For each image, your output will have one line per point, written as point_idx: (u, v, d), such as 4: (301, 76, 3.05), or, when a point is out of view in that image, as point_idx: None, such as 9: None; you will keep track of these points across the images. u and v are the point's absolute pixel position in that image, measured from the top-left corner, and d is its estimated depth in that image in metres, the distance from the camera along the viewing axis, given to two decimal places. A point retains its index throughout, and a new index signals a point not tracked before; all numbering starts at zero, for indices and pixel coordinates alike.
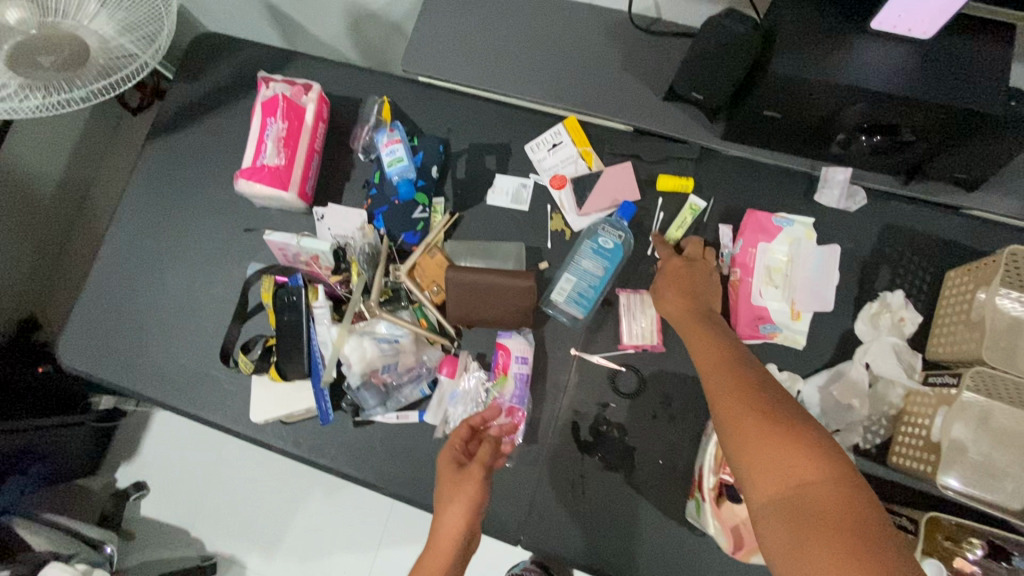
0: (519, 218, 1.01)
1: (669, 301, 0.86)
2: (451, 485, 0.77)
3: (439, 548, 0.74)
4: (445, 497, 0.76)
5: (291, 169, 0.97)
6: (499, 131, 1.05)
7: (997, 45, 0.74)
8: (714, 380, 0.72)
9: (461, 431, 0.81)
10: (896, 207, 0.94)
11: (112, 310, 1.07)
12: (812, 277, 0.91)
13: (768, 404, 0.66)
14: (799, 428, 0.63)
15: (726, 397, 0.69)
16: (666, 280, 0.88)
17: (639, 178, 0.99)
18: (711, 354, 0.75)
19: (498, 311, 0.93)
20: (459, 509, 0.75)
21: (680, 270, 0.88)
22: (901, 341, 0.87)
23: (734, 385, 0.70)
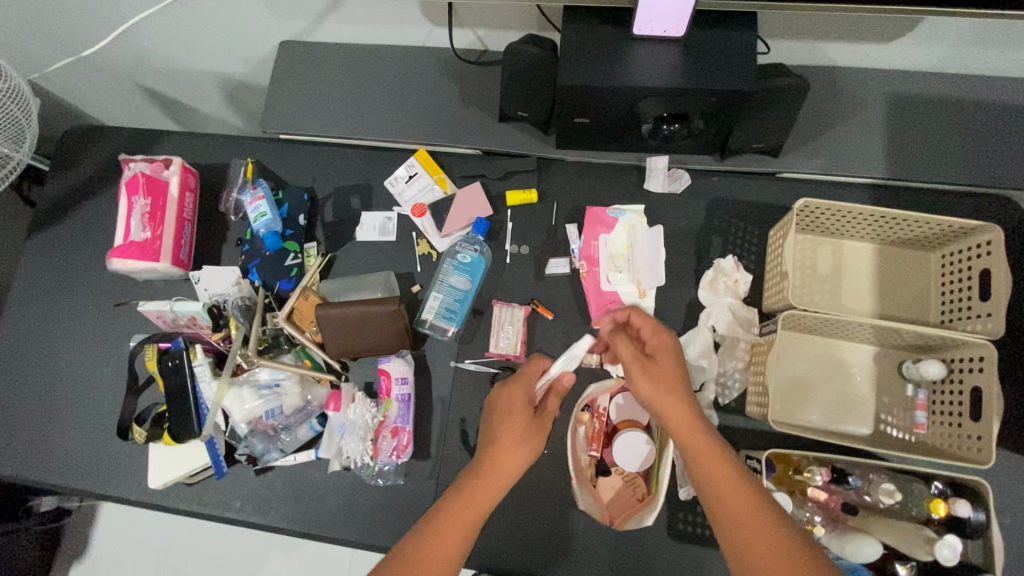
0: (388, 249, 1.07)
1: (667, 400, 0.70)
2: (524, 423, 0.75)
3: (499, 478, 0.71)
4: (523, 435, 0.74)
5: (161, 240, 1.02)
6: (360, 173, 1.13)
7: (744, 31, 0.85)
8: (750, 533, 0.63)
9: (537, 370, 0.80)
10: (719, 181, 1.03)
11: (11, 406, 1.08)
12: (649, 256, 1.00)
13: (809, 563, 0.61)
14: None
15: (771, 555, 0.61)
16: (655, 368, 0.72)
17: (491, 194, 1.07)
18: (736, 493, 0.65)
19: (373, 339, 0.99)
20: (529, 451, 0.74)
21: (671, 360, 0.73)
22: (736, 300, 0.95)
23: (773, 536, 0.62)
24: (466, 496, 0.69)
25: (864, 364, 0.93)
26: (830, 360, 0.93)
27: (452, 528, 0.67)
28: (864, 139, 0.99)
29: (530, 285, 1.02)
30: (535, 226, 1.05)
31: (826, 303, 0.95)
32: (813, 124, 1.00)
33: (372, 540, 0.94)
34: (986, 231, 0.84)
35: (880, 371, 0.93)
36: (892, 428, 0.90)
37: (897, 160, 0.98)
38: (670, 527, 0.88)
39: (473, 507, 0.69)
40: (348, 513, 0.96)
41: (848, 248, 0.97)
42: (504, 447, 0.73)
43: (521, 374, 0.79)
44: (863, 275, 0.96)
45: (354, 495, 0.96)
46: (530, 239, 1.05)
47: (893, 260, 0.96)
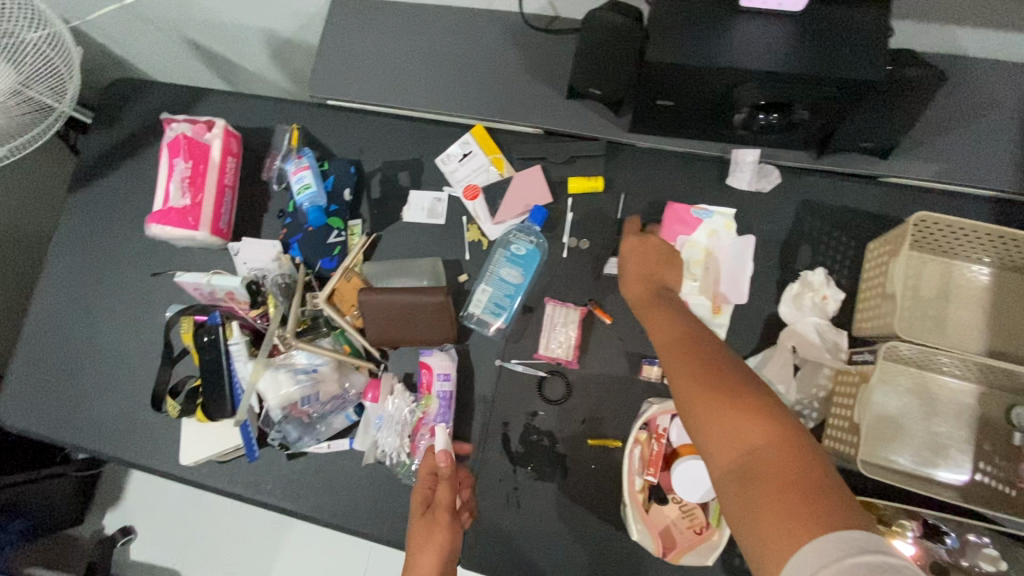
0: (436, 232, 1.00)
1: (629, 286, 0.83)
2: (421, 529, 0.73)
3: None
4: (417, 543, 0.72)
5: (199, 208, 0.97)
6: (411, 147, 1.04)
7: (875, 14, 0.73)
8: (667, 358, 0.68)
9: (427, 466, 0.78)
10: (813, 182, 0.91)
11: (51, 367, 1.06)
12: (731, 266, 0.89)
13: (718, 372, 0.62)
14: (748, 395, 0.58)
15: (678, 369, 0.65)
16: (629, 259, 0.85)
17: (551, 180, 0.97)
18: (666, 331, 0.72)
19: (417, 330, 0.92)
20: (432, 546, 0.71)
21: (658, 246, 0.84)
22: (824, 321, 0.85)
23: (687, 354, 0.66)
24: None
25: (965, 403, 0.82)
26: (926, 396, 0.82)
27: None
28: (993, 145, 0.85)
29: (588, 284, 0.93)
30: (598, 220, 0.95)
31: (929, 331, 0.83)
32: (933, 122, 0.86)
33: (403, 539, 0.90)
34: None
35: (983, 412, 0.81)
36: (993, 480, 0.79)
37: None
38: (726, 561, 0.82)
39: None
40: (380, 509, 0.91)
41: (960, 269, 0.85)
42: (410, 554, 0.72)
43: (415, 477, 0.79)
44: (975, 303, 0.84)
45: (387, 491, 0.92)
46: (591, 234, 0.95)
47: (1013, 289, 0.83)
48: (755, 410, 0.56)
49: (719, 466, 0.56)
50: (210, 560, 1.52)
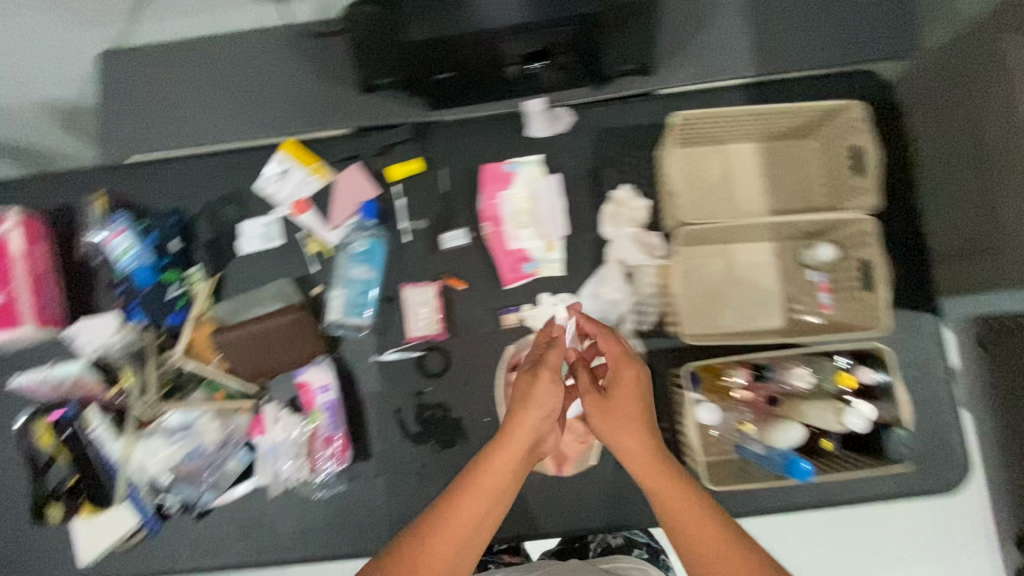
0: (280, 254, 1.01)
1: (628, 436, 0.67)
2: (525, 387, 0.70)
3: (469, 505, 0.62)
4: (522, 400, 0.69)
5: (18, 304, 0.92)
6: (230, 179, 1.03)
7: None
8: (710, 563, 0.57)
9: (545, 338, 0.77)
10: (600, 111, 1.01)
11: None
12: (552, 206, 0.98)
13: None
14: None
15: None
16: (615, 407, 0.69)
17: (372, 174, 1.00)
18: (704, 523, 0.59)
19: (282, 354, 0.94)
20: (536, 411, 0.68)
21: (636, 393, 0.70)
22: (637, 229, 0.97)
23: (742, 570, 0.56)
24: (467, 491, 0.63)
25: (768, 261, 0.95)
26: (736, 265, 0.95)
27: (443, 533, 0.60)
28: (730, 41, 0.99)
29: (435, 259, 0.98)
30: (426, 198, 0.99)
31: (722, 211, 0.97)
32: (677, 34, 0.98)
33: (332, 550, 0.93)
34: (851, 109, 0.86)
35: (783, 263, 0.95)
36: (802, 315, 0.94)
37: (763, 54, 0.98)
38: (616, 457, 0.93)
39: (478, 490, 0.63)
40: (303, 531, 0.93)
41: (733, 151, 0.98)
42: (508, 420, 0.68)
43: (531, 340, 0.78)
44: (752, 176, 0.97)
45: (305, 512, 0.93)
46: (424, 212, 0.99)
47: (777, 154, 0.97)
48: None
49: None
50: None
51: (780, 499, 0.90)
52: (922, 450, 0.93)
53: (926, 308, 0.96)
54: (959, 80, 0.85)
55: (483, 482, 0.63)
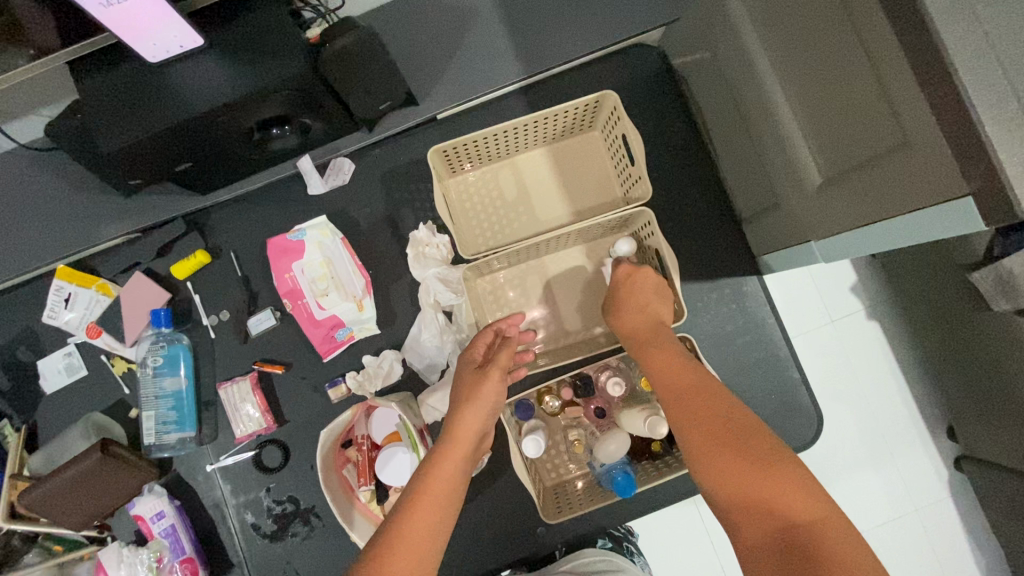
0: (86, 384, 0.95)
1: (630, 317, 0.75)
2: (469, 386, 0.72)
3: (429, 506, 0.60)
4: (467, 396, 0.71)
5: None
6: (16, 320, 0.97)
7: (296, 17, 0.77)
8: (681, 390, 0.62)
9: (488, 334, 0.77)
10: (382, 153, 0.97)
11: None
12: (350, 264, 0.93)
13: (753, 440, 0.55)
14: (787, 461, 0.53)
15: (698, 423, 0.58)
16: (623, 293, 0.77)
17: (161, 277, 0.95)
18: (686, 377, 0.63)
19: (107, 492, 0.87)
20: (479, 408, 0.70)
21: (647, 276, 0.77)
22: (443, 265, 0.91)
23: (708, 405, 0.59)
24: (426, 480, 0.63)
25: (582, 264, 0.93)
26: (552, 276, 0.93)
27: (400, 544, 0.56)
28: (488, 46, 0.94)
29: (246, 347, 0.93)
30: (222, 287, 0.95)
31: (526, 225, 0.94)
32: (433, 55, 0.94)
33: None
34: (607, 98, 0.84)
35: (597, 262, 0.92)
36: None
37: (526, 53, 0.94)
38: (478, 500, 0.90)
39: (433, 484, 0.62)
40: None
41: (520, 160, 0.95)
42: (452, 421, 0.69)
43: (472, 341, 0.77)
44: (547, 182, 0.94)
45: None
46: (224, 303, 0.94)
47: (566, 152, 0.94)
48: (811, 489, 0.51)
49: (751, 544, 0.51)
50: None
51: (645, 496, 0.89)
52: (778, 407, 0.92)
53: (750, 268, 0.95)
54: (712, 43, 0.83)
55: (432, 484, 0.62)
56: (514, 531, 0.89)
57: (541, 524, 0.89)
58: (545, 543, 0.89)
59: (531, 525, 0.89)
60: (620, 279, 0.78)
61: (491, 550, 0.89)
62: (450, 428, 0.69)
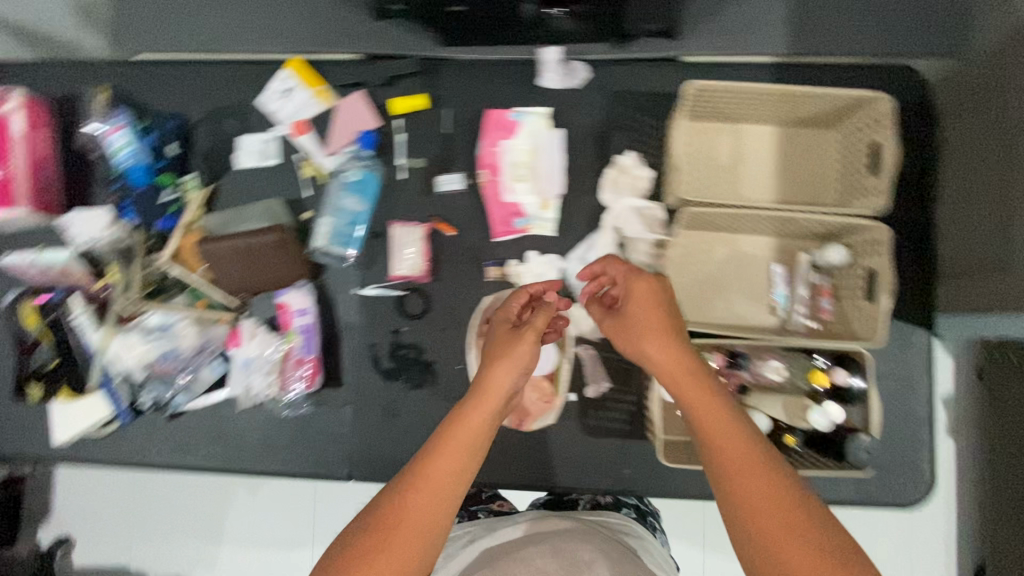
0: (272, 174, 1.00)
1: (650, 342, 0.64)
2: (503, 344, 0.69)
3: (438, 474, 0.57)
4: (497, 354, 0.68)
5: (14, 182, 0.93)
6: (231, 90, 1.01)
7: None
8: (729, 457, 0.54)
9: (522, 296, 0.76)
10: (620, 70, 0.96)
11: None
12: (553, 163, 0.95)
13: (825, 548, 0.48)
14: (852, 556, 0.48)
15: (756, 499, 0.51)
16: (636, 317, 0.67)
17: (376, 104, 0.98)
18: (731, 438, 0.55)
19: (265, 272, 0.94)
20: (513, 365, 0.66)
21: (655, 310, 0.67)
22: (640, 199, 0.93)
23: (764, 481, 0.52)
24: (439, 455, 0.58)
25: (763, 252, 0.93)
26: (736, 252, 0.93)
27: (402, 522, 0.54)
28: (764, 12, 0.94)
29: (427, 199, 0.97)
30: (427, 136, 0.98)
31: (726, 193, 0.93)
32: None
33: (295, 468, 0.95)
34: (879, 102, 0.82)
35: (778, 255, 0.93)
36: (795, 314, 0.90)
37: (796, 34, 0.93)
38: (583, 421, 0.93)
39: (451, 454, 0.58)
40: (269, 444, 0.95)
41: (747, 131, 0.94)
42: (486, 374, 0.66)
43: (509, 297, 0.77)
44: (765, 162, 0.94)
45: (273, 426, 0.96)
46: (422, 152, 0.97)
47: (795, 141, 0.93)
48: None
49: None
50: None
51: None
52: (894, 463, 0.89)
53: (922, 323, 0.92)
54: (1015, 92, 0.78)
55: (456, 446, 0.59)
56: (602, 461, 0.92)
57: (628, 465, 0.92)
58: (624, 486, 0.92)
59: (619, 462, 0.92)
60: (631, 301, 0.68)
61: (575, 469, 0.92)
62: (480, 382, 0.65)
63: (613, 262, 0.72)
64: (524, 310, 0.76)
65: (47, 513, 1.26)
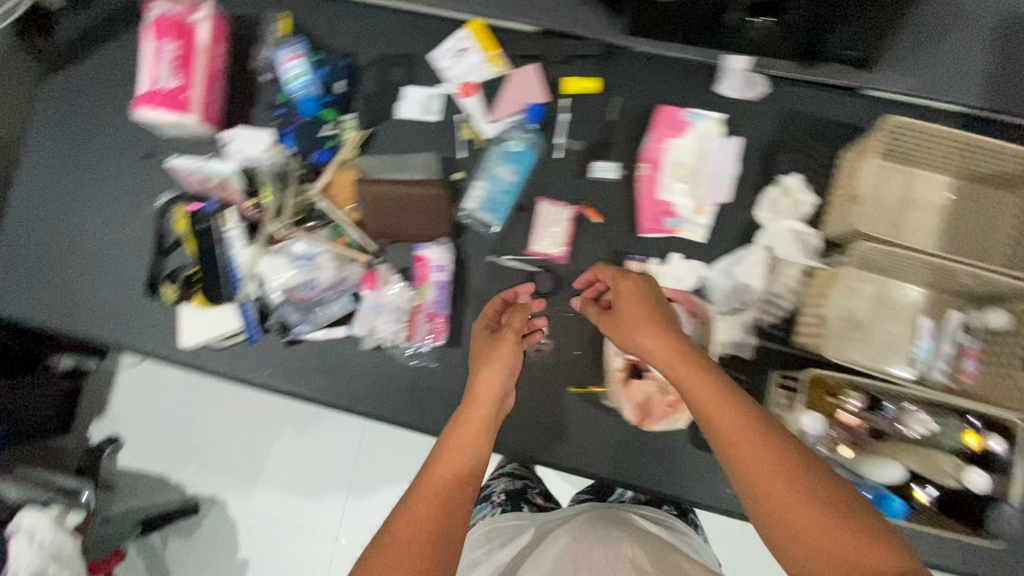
0: (429, 129, 1.00)
1: (645, 333, 0.73)
2: (486, 351, 0.80)
3: (454, 456, 0.68)
4: (482, 362, 0.79)
5: (190, 90, 0.94)
6: (404, 40, 1.02)
7: None
8: (718, 424, 0.63)
9: (495, 305, 0.86)
10: (800, 91, 0.94)
11: (25, 249, 1.03)
12: (719, 170, 0.93)
13: (813, 492, 0.58)
14: (841, 496, 0.58)
15: (748, 455, 0.60)
16: (625, 313, 0.76)
17: (548, 80, 0.98)
18: (718, 404, 0.64)
19: (412, 223, 0.95)
20: (498, 367, 0.77)
21: (639, 302, 0.76)
22: (800, 222, 0.91)
23: (751, 437, 0.61)
24: (452, 447, 0.68)
25: (911, 301, 0.91)
26: (885, 297, 0.91)
27: (423, 501, 0.63)
28: (962, 60, 0.91)
29: (580, 181, 0.96)
30: (591, 120, 0.97)
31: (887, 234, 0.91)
32: (909, 37, 0.92)
33: (400, 418, 0.96)
34: None
35: (926, 307, 0.91)
36: (938, 370, 0.88)
37: (992, 87, 0.91)
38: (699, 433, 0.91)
39: (450, 452, 0.68)
40: (379, 389, 0.96)
41: (921, 177, 0.91)
42: (475, 384, 0.76)
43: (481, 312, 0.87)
44: (932, 212, 0.91)
45: (386, 373, 0.96)
46: (583, 134, 0.97)
47: (968, 196, 0.91)
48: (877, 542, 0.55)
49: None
50: (177, 458, 1.52)
51: None
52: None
53: None
54: None
55: (455, 443, 0.69)
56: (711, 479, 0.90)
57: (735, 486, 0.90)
58: (731, 508, 0.89)
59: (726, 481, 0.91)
60: (617, 300, 0.79)
61: (684, 480, 0.90)
62: (472, 387, 0.76)
63: (604, 270, 0.81)
64: (500, 316, 0.87)
65: (93, 412, 1.54)
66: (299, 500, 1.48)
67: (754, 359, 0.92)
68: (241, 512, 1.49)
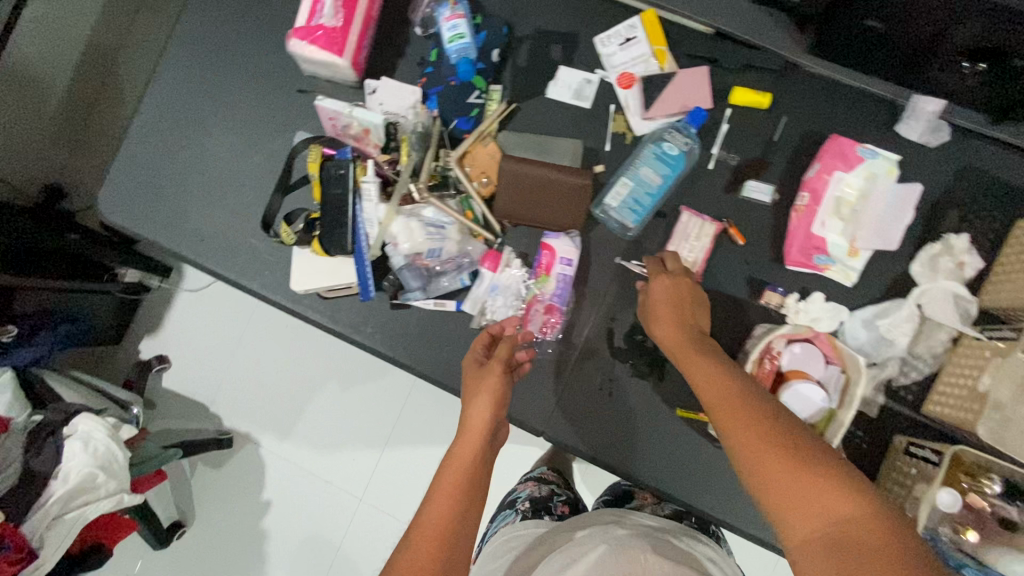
0: (578, 114, 0.95)
1: (661, 326, 0.77)
2: (475, 380, 0.76)
3: (455, 467, 0.67)
4: (469, 392, 0.75)
5: (347, 32, 0.91)
6: (569, 17, 0.97)
7: None
8: (714, 402, 0.65)
9: (482, 338, 0.82)
10: (982, 148, 0.89)
11: (144, 158, 1.01)
12: (880, 215, 0.88)
13: (799, 454, 0.57)
14: (824, 459, 0.56)
15: (736, 425, 0.61)
16: (653, 309, 0.79)
17: (713, 88, 0.93)
18: (713, 382, 0.66)
19: (545, 209, 0.92)
20: (484, 398, 0.73)
21: (661, 300, 0.79)
22: (960, 286, 0.85)
23: (740, 413, 0.62)
24: (451, 466, 0.67)
25: None
26: None
27: (425, 530, 0.62)
28: None
29: (727, 199, 0.92)
30: (751, 137, 0.92)
31: None
32: None
33: None
34: None
35: None
36: None
37: None
38: None
39: (450, 469, 0.67)
40: None
41: None
42: (464, 412, 0.73)
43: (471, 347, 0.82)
44: None
45: None
46: (740, 150, 0.92)
47: None
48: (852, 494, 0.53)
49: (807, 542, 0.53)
50: (222, 389, 1.51)
51: None
52: None
53: None
54: None
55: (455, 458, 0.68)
56: None
57: None
58: None
59: None
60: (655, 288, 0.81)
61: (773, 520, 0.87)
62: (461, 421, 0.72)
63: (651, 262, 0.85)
64: (491, 347, 0.82)
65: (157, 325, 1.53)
66: (332, 455, 1.47)
67: (876, 417, 0.88)
68: (275, 454, 1.48)
